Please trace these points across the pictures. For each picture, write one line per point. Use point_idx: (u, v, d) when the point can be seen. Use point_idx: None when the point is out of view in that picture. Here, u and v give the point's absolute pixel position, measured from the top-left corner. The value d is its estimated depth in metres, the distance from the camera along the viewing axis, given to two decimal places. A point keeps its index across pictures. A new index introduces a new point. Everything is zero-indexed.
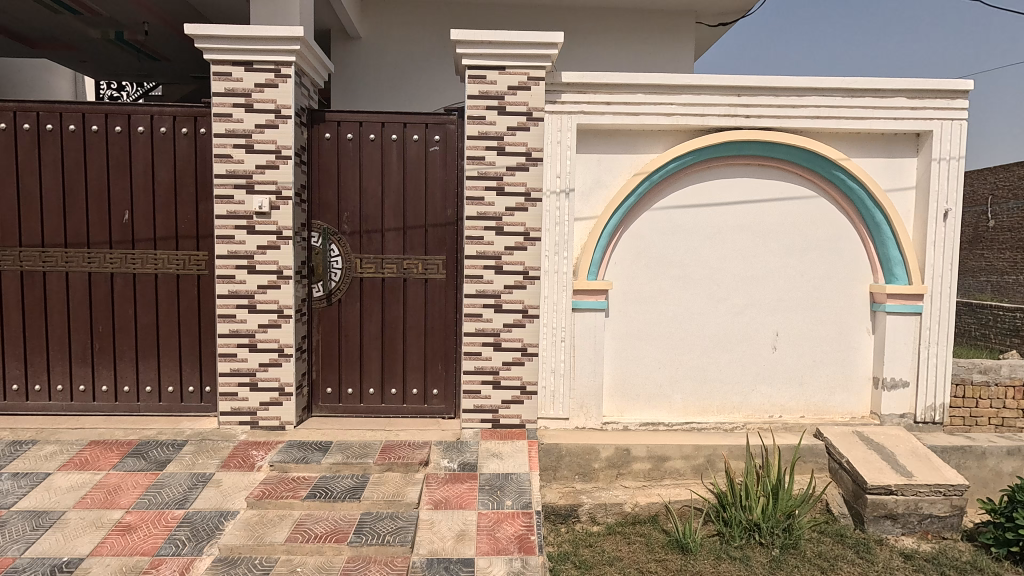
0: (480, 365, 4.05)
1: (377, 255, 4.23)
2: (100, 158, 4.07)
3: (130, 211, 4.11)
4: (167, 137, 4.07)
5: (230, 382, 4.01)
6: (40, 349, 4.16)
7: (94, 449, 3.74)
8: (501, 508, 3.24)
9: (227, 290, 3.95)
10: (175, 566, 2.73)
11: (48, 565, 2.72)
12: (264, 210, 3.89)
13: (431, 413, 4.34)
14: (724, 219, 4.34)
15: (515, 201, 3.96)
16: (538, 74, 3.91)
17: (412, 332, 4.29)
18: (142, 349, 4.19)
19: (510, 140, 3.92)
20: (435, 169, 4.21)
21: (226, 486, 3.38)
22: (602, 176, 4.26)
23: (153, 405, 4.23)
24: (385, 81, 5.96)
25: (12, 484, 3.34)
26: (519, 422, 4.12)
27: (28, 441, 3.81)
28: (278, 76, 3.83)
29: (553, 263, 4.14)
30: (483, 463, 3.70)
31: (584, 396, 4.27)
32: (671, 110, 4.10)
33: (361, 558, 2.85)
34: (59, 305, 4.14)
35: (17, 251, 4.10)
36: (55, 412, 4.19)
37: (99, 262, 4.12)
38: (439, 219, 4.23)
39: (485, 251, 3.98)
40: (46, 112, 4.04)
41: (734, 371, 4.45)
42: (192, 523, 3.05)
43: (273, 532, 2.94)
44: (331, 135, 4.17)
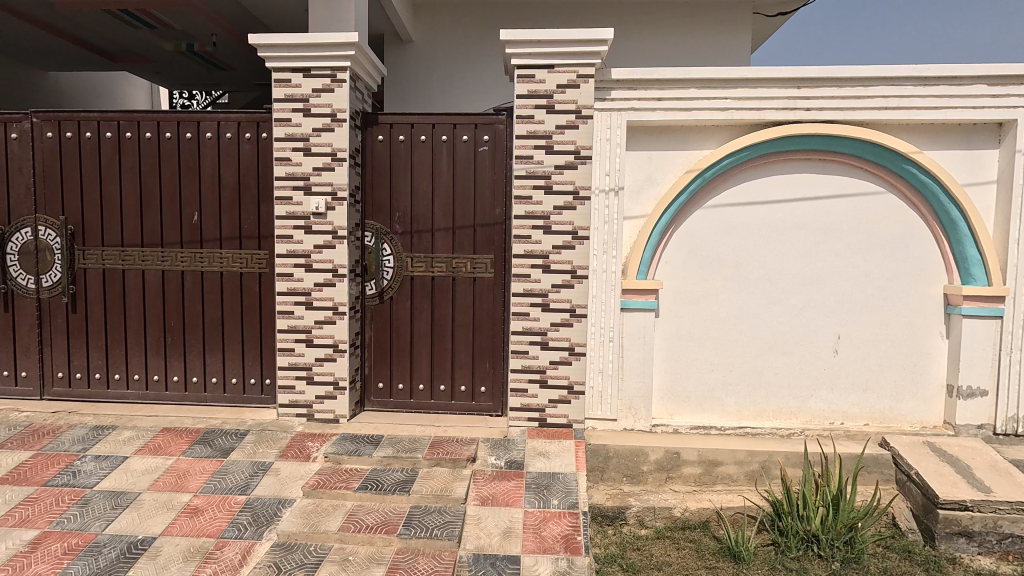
0: (528, 364, 4.07)
1: (427, 254, 4.32)
2: (172, 163, 4.34)
3: (199, 212, 4.36)
4: (232, 143, 4.29)
5: (288, 375, 4.20)
6: (120, 341, 4.48)
7: (166, 436, 3.99)
8: (547, 507, 3.24)
9: (286, 287, 4.13)
10: (237, 549, 2.88)
11: (126, 542, 2.93)
12: (321, 211, 4.04)
13: (479, 410, 4.39)
14: (780, 216, 4.17)
15: (563, 200, 3.95)
16: (587, 71, 3.88)
17: (460, 330, 4.35)
18: (209, 343, 4.44)
19: (558, 138, 3.92)
20: (485, 168, 4.24)
21: (284, 475, 3.53)
22: (653, 174, 4.17)
23: (218, 396, 4.47)
24: (436, 82, 6.07)
25: (95, 465, 3.61)
26: (565, 422, 4.10)
27: (109, 426, 4.11)
28: (334, 81, 3.97)
29: (602, 262, 4.08)
30: (529, 461, 3.70)
31: (633, 397, 4.20)
32: (725, 105, 3.97)
33: (410, 550, 2.91)
34: (136, 300, 4.44)
35: (99, 251, 4.42)
36: (132, 399, 4.51)
37: (171, 260, 4.40)
38: (488, 218, 4.27)
39: (532, 250, 3.99)
40: (126, 121, 4.34)
41: (792, 375, 4.27)
42: (253, 508, 3.21)
43: (327, 521, 3.06)
44: (384, 137, 4.28)
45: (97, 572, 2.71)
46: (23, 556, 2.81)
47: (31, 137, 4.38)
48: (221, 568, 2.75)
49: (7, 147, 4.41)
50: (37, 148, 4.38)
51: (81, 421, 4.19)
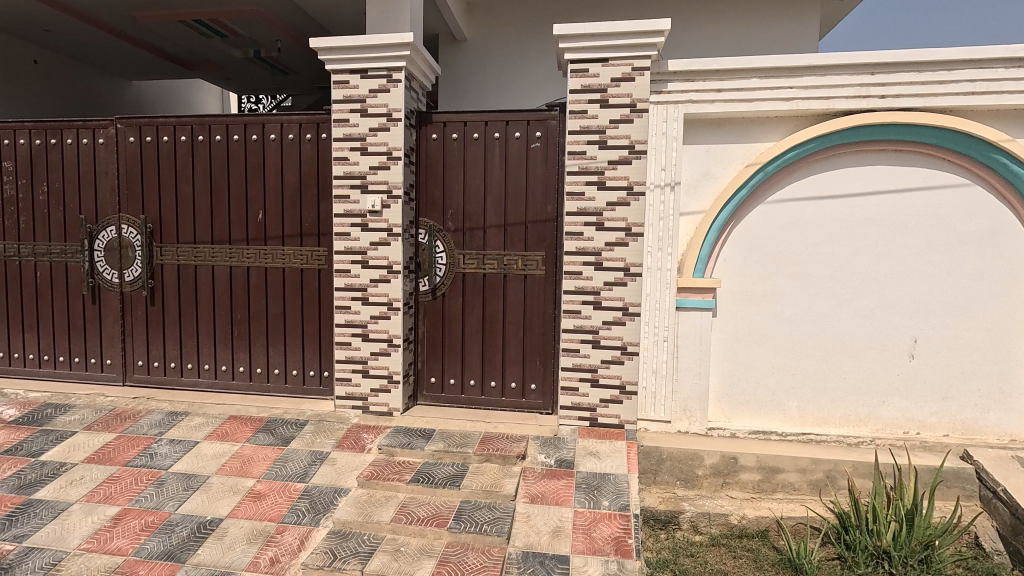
0: (578, 362, 4.03)
1: (478, 250, 4.34)
2: (239, 163, 4.56)
3: (263, 210, 4.56)
4: (294, 144, 4.46)
5: (345, 368, 4.33)
6: (192, 333, 4.76)
7: (233, 423, 4.21)
8: (597, 508, 3.20)
9: (343, 283, 4.27)
10: (296, 535, 3.01)
11: (196, 522, 3.12)
12: (376, 209, 4.13)
13: (529, 408, 4.38)
14: (851, 211, 3.93)
15: (617, 196, 3.87)
16: (642, 63, 3.78)
17: (511, 326, 4.35)
18: (272, 335, 4.65)
19: (611, 133, 3.84)
20: (537, 164, 4.22)
21: (340, 465, 3.65)
22: (712, 168, 4.02)
23: (280, 387, 4.67)
24: (490, 81, 6.09)
25: (169, 448, 3.86)
26: (617, 422, 4.04)
27: (182, 412, 4.38)
28: (390, 81, 4.05)
29: (657, 259, 3.98)
30: (580, 461, 3.66)
31: (687, 399, 4.07)
32: (790, 94, 3.77)
33: (460, 544, 2.94)
34: (206, 294, 4.70)
35: (175, 247, 4.71)
36: (202, 387, 4.78)
37: (238, 256, 4.63)
38: (540, 215, 4.24)
39: (585, 247, 3.94)
40: (198, 125, 4.60)
41: (861, 380, 4.02)
42: (311, 495, 3.33)
43: (380, 511, 3.14)
44: (438, 135, 4.34)
45: (170, 549, 2.90)
46: (106, 531, 3.05)
47: (116, 142, 4.71)
48: (281, 552, 2.88)
49: (95, 151, 4.76)
50: (121, 152, 4.71)
51: (158, 407, 4.49)
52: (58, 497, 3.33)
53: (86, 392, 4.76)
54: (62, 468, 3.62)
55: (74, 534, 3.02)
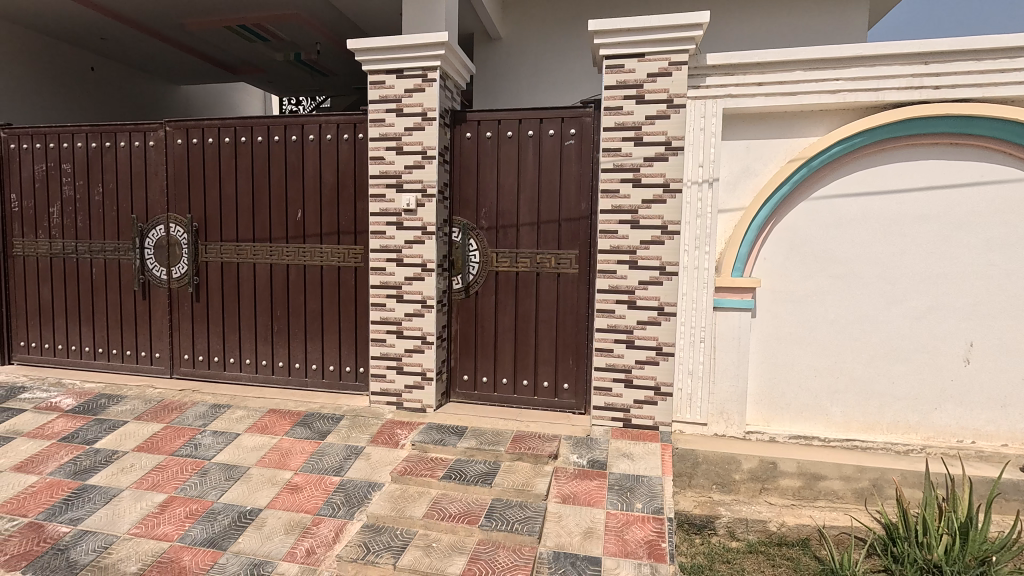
0: (612, 363, 3.98)
1: (511, 249, 4.34)
2: (279, 164, 4.68)
3: (302, 209, 4.67)
4: (332, 144, 4.56)
5: (380, 364, 4.40)
6: (234, 328, 4.92)
7: (273, 416, 4.32)
8: (630, 510, 3.15)
9: (379, 281, 4.33)
10: (331, 527, 3.08)
11: (237, 511, 3.23)
12: (411, 208, 4.18)
13: (562, 407, 4.35)
14: (901, 208, 3.75)
15: (653, 193, 3.80)
16: (680, 58, 3.70)
17: (544, 325, 4.33)
18: (310, 331, 4.75)
19: (647, 129, 3.78)
20: (571, 162, 4.19)
21: (374, 459, 3.71)
22: (752, 164, 3.90)
23: (317, 382, 4.78)
24: (524, 79, 6.08)
25: (213, 439, 4.00)
26: (651, 423, 3.97)
27: (225, 405, 4.53)
28: (425, 81, 4.09)
29: (694, 258, 3.89)
30: (613, 462, 3.62)
31: (725, 401, 3.96)
32: (835, 86, 3.62)
33: (491, 541, 2.95)
34: (248, 291, 4.85)
35: (219, 245, 4.87)
36: (244, 381, 4.93)
37: (278, 254, 4.75)
38: (573, 213, 4.21)
39: (619, 245, 3.89)
40: (241, 127, 4.74)
41: (910, 385, 3.84)
42: (346, 489, 3.40)
43: (412, 507, 3.17)
44: (472, 134, 4.35)
45: (212, 537, 3.01)
46: (154, 517, 3.19)
47: (165, 144, 4.91)
48: (316, 544, 2.95)
49: (146, 153, 4.97)
50: (170, 154, 4.90)
51: (203, 399, 4.66)
52: (110, 483, 3.50)
53: (136, 384, 4.98)
54: (114, 456, 3.80)
55: (125, 519, 3.17)
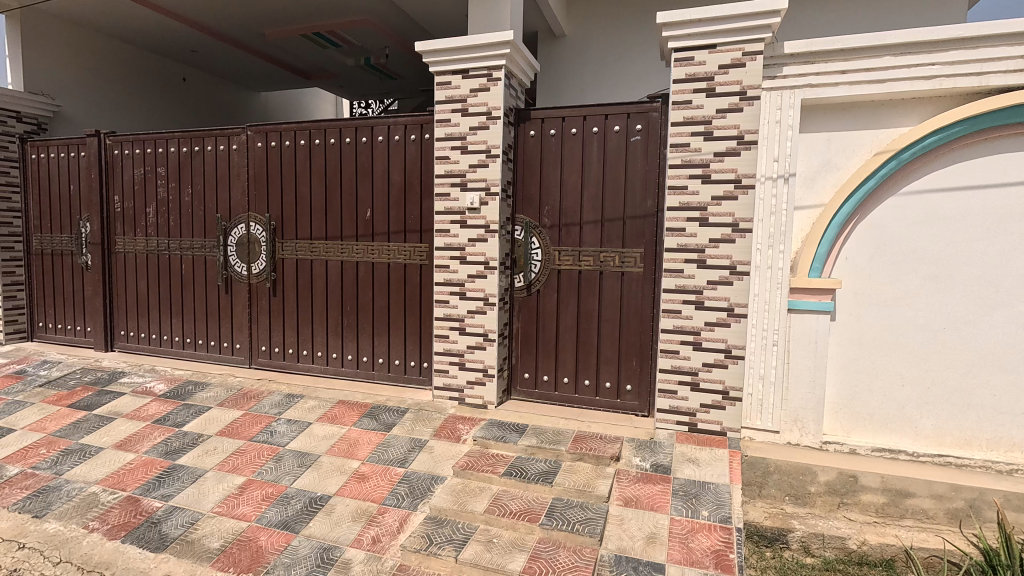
0: (678, 365, 3.86)
1: (574, 247, 4.30)
2: (350, 164, 4.86)
3: (371, 208, 4.83)
4: (400, 144, 4.69)
5: (443, 360, 4.49)
6: (307, 322, 5.16)
7: (342, 407, 4.49)
8: (696, 517, 3.04)
9: (443, 278, 4.41)
10: (396, 517, 3.17)
11: (308, 497, 3.39)
12: (475, 206, 4.22)
13: (624, 409, 4.26)
14: (1008, 204, 3.41)
15: (723, 190, 3.65)
16: (754, 48, 3.53)
17: (607, 324, 4.26)
18: (377, 326, 4.91)
19: (719, 123, 3.63)
20: (637, 159, 4.10)
21: (437, 453, 3.78)
22: (833, 158, 3.66)
23: (383, 375, 4.93)
24: (588, 75, 6.01)
25: (287, 427, 4.21)
26: (719, 429, 3.81)
27: (298, 395, 4.75)
28: (490, 80, 4.12)
29: (767, 257, 3.71)
30: (677, 467, 3.50)
31: (799, 409, 3.75)
32: (931, 72, 3.34)
33: (552, 541, 2.94)
34: (320, 287, 5.07)
35: (294, 243, 5.13)
36: (316, 372, 5.16)
37: (348, 251, 4.94)
38: (638, 211, 4.11)
39: (687, 244, 3.76)
40: (316, 130, 4.97)
41: (1015, 399, 3.50)
42: (410, 481, 3.49)
43: (474, 502, 3.21)
44: (536, 132, 4.35)
45: (286, 520, 3.19)
46: (234, 497, 3.41)
47: (246, 147, 5.22)
48: (382, 533, 3.06)
49: (230, 156, 5.30)
50: (251, 156, 5.21)
51: (278, 388, 4.91)
52: (196, 464, 3.76)
53: (219, 372, 5.33)
54: (200, 439, 4.08)
55: (209, 498, 3.41)
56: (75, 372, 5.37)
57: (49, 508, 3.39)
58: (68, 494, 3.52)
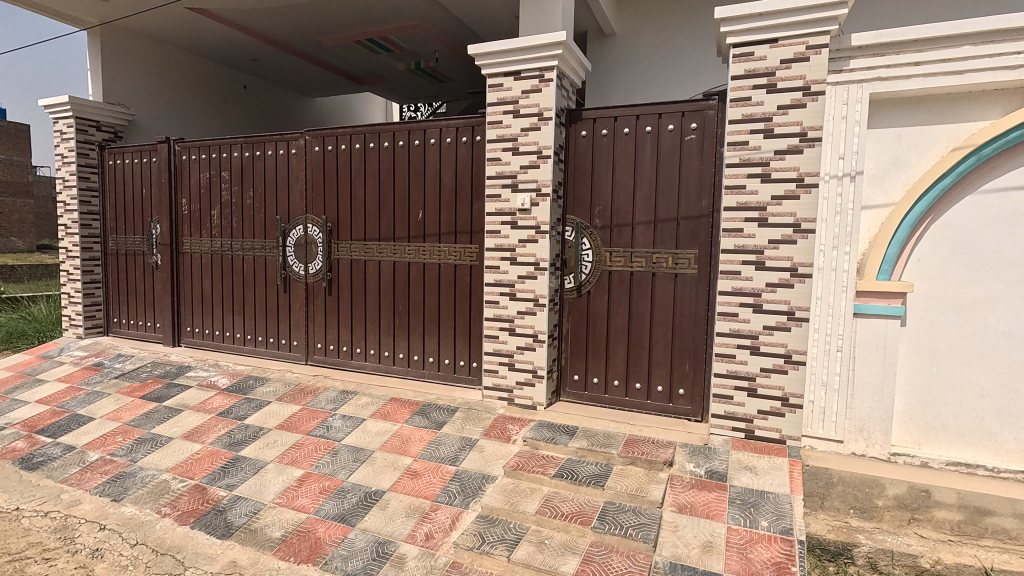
0: (734, 369, 3.75)
1: (626, 248, 4.24)
2: (403, 167, 4.97)
3: (423, 209, 4.91)
4: (451, 146, 4.75)
5: (493, 360, 4.51)
6: (361, 321, 5.30)
7: (394, 404, 4.58)
8: (754, 528, 2.95)
9: (493, 278, 4.44)
10: (448, 514, 3.21)
11: (363, 491, 3.47)
12: (526, 207, 4.23)
13: (676, 413, 4.17)
14: None
15: (784, 189, 3.53)
16: (818, 41, 3.39)
17: (659, 327, 4.19)
18: (428, 326, 4.99)
19: (780, 120, 3.51)
20: (692, 158, 4.01)
21: (488, 452, 3.81)
22: (905, 154, 3.48)
23: (433, 374, 5.00)
24: (639, 74, 5.92)
25: (342, 422, 4.33)
26: (777, 437, 3.67)
27: (352, 391, 4.87)
28: (542, 81, 4.12)
29: (831, 258, 3.56)
30: (734, 474, 3.40)
31: (865, 418, 3.58)
32: (1015, 62, 3.13)
33: (604, 544, 2.91)
34: (373, 286, 5.20)
35: (348, 243, 5.27)
36: (368, 370, 5.29)
37: (400, 252, 5.05)
38: (693, 211, 4.02)
39: (745, 244, 3.65)
40: (370, 133, 5.10)
41: None
42: (462, 479, 3.53)
43: (525, 502, 3.22)
44: (588, 132, 4.32)
45: (343, 513, 3.28)
46: (293, 489, 3.53)
47: (304, 152, 5.41)
48: (435, 529, 3.11)
49: (289, 161, 5.50)
50: (308, 160, 5.39)
51: (333, 384, 5.05)
52: (258, 456, 3.92)
53: (278, 368, 5.53)
54: (260, 432, 4.26)
55: (270, 489, 3.55)
56: (147, 366, 5.71)
57: (126, 492, 3.63)
58: (142, 480, 3.74)
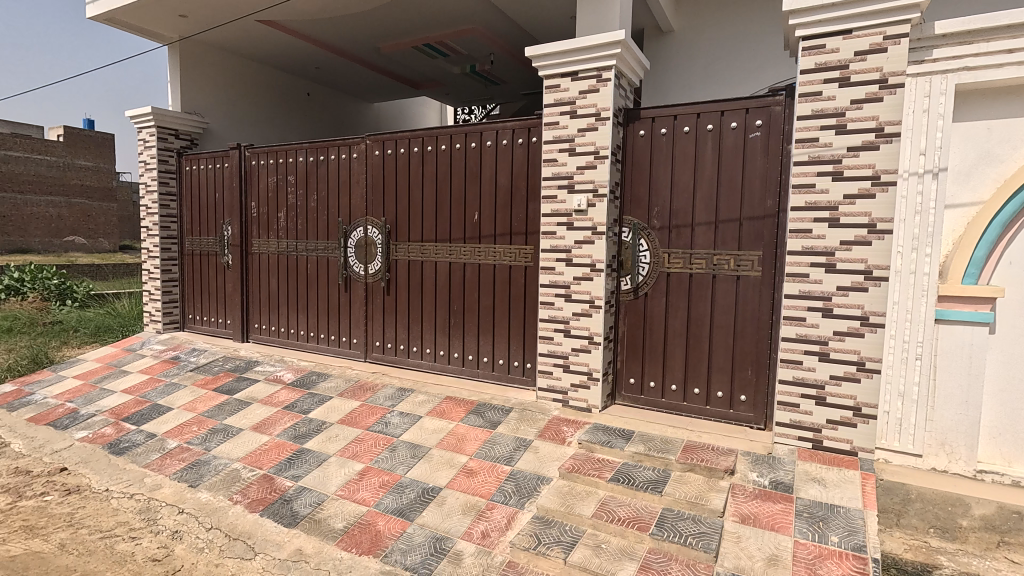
0: (801, 376, 3.60)
1: (685, 249, 4.14)
2: (460, 169, 5.04)
3: (478, 211, 4.97)
4: (507, 148, 4.78)
5: (547, 361, 4.51)
6: (417, 320, 5.42)
7: (449, 402, 4.65)
8: (823, 543, 2.81)
9: (549, 280, 4.44)
10: (503, 514, 3.23)
11: (421, 487, 3.55)
12: (582, 208, 4.20)
13: (737, 420, 4.03)
14: None
15: (858, 187, 3.35)
16: (897, 30, 3.20)
17: (720, 331, 4.06)
18: (482, 326, 5.05)
19: (853, 115, 3.33)
20: (756, 156, 3.87)
21: (542, 454, 3.81)
22: (996, 149, 3.22)
23: (488, 374, 5.05)
24: (698, 71, 5.77)
25: (400, 419, 4.44)
26: (848, 449, 3.49)
27: (409, 389, 4.98)
28: (599, 81, 4.09)
29: (909, 261, 3.35)
30: (800, 486, 3.25)
31: (947, 432, 3.35)
32: None
33: (662, 552, 2.86)
34: (429, 286, 5.30)
35: (406, 244, 5.40)
36: (424, 368, 5.40)
37: (456, 252, 5.13)
38: (756, 211, 3.88)
39: (814, 246, 3.50)
40: (428, 137, 5.21)
41: None
42: (517, 479, 3.54)
43: (581, 505, 3.20)
44: (646, 131, 4.25)
45: (401, 508, 3.36)
46: (354, 483, 3.65)
47: (365, 156, 5.58)
48: (491, 528, 3.13)
49: (351, 165, 5.70)
50: (369, 164, 5.56)
51: (390, 381, 5.19)
52: (321, 449, 4.08)
53: (338, 364, 5.73)
54: (323, 425, 4.42)
55: (333, 481, 3.68)
56: (219, 360, 6.04)
57: (201, 479, 3.85)
58: (216, 468, 3.97)
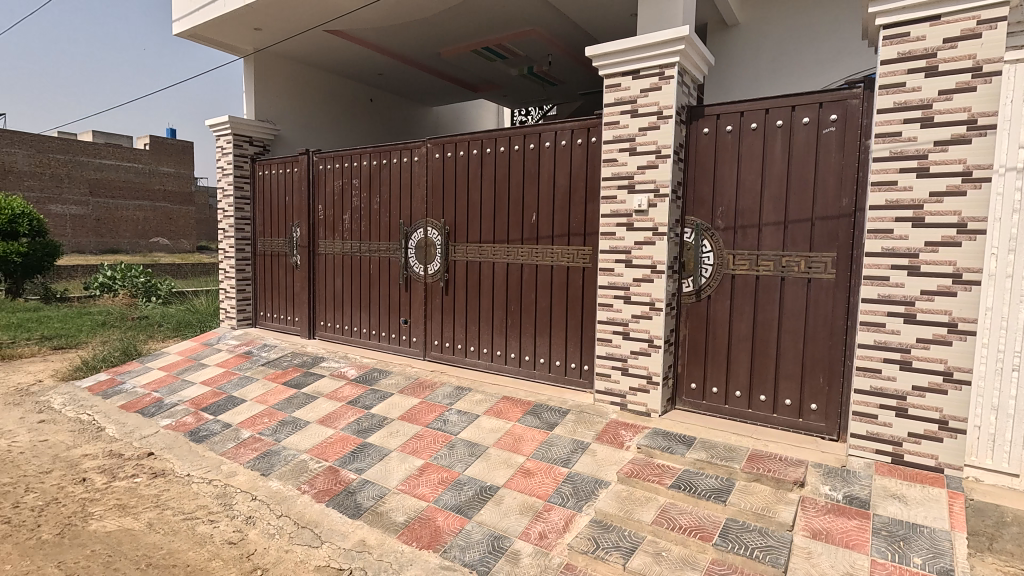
0: (879, 386, 3.39)
1: (751, 250, 3.99)
2: (518, 170, 5.07)
3: (536, 212, 4.98)
4: (566, 149, 4.76)
5: (605, 363, 4.46)
6: (475, 320, 5.49)
7: (506, 402, 4.68)
8: (905, 564, 2.63)
9: (607, 281, 4.40)
10: (561, 516, 3.22)
11: (478, 485, 3.59)
12: (643, 208, 4.13)
13: (807, 430, 3.84)
14: None
15: (946, 184, 3.12)
16: (993, 14, 2.96)
17: (789, 336, 3.89)
18: (540, 327, 5.05)
19: (941, 106, 3.11)
20: (830, 153, 3.68)
21: (600, 457, 3.77)
22: None
23: (544, 375, 5.04)
24: (766, 65, 5.55)
25: (458, 417, 4.51)
26: (933, 464, 3.25)
27: (467, 388, 5.05)
28: (662, 78, 4.01)
29: (1006, 263, 3.09)
30: (878, 502, 3.06)
31: None
32: None
33: (726, 563, 2.76)
34: (487, 287, 5.36)
35: (464, 245, 5.49)
36: (481, 367, 5.47)
37: (513, 253, 5.16)
38: (830, 210, 3.69)
39: (895, 247, 3.28)
40: (487, 139, 5.26)
41: None
42: (574, 481, 3.52)
43: (640, 511, 3.14)
44: (710, 129, 4.12)
45: (460, 505, 3.41)
46: (414, 478, 3.74)
47: (425, 159, 5.72)
48: (548, 529, 3.13)
49: (412, 168, 5.84)
50: (430, 167, 5.69)
51: (448, 380, 5.28)
52: (382, 444, 4.20)
53: (398, 362, 5.89)
54: (385, 421, 4.56)
55: (394, 475, 3.79)
56: (288, 355, 6.34)
57: (272, 468, 4.06)
58: (285, 458, 4.17)
